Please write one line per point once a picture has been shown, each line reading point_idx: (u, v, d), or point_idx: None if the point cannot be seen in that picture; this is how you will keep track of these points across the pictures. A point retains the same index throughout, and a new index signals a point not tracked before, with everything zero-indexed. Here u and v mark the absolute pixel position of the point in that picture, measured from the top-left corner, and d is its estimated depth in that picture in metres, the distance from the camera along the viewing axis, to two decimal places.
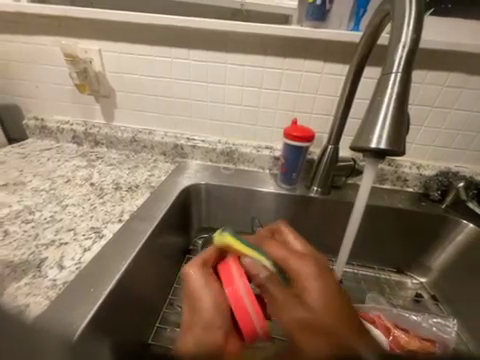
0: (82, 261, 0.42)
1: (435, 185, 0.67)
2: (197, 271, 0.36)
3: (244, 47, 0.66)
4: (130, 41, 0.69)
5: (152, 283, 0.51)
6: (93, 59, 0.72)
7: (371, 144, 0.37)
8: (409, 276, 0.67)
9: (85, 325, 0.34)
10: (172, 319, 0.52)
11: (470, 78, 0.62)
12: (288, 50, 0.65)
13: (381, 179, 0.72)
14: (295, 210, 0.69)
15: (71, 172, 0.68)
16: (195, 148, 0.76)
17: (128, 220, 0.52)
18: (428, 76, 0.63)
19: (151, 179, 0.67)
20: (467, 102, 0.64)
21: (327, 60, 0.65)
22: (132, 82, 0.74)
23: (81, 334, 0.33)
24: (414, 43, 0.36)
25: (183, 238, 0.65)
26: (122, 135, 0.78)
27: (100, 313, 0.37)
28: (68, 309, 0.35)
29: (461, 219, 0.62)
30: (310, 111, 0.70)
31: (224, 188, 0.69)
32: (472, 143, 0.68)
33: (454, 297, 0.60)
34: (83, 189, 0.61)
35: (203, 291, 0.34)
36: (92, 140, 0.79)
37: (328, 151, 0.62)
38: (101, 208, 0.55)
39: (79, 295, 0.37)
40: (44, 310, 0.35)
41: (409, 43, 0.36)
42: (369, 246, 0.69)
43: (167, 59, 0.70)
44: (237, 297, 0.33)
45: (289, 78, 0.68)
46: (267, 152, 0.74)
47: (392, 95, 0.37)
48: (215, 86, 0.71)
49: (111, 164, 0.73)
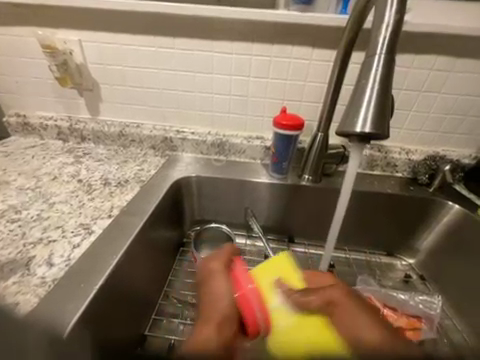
0: (71, 257, 0.42)
1: (423, 169, 0.69)
2: (212, 267, 0.47)
3: (231, 34, 0.64)
4: (111, 31, 0.66)
5: (145, 277, 0.51)
6: (73, 51, 0.69)
7: (355, 128, 0.37)
8: (398, 259, 0.69)
9: (76, 319, 0.34)
10: (169, 310, 0.54)
11: (456, 61, 0.62)
12: (276, 36, 0.63)
13: (371, 165, 0.72)
14: (287, 199, 0.69)
15: (57, 169, 0.66)
16: (185, 141, 0.75)
17: (117, 215, 0.51)
18: (415, 60, 0.63)
19: (140, 173, 0.66)
20: (454, 86, 0.65)
21: (315, 46, 0.63)
22: (116, 74, 0.71)
23: (73, 328, 0.33)
24: (396, 24, 0.36)
25: (176, 231, 0.66)
26: (109, 130, 0.76)
27: (92, 308, 0.37)
28: (60, 305, 0.35)
29: (447, 201, 0.64)
30: (299, 100, 0.69)
31: (215, 181, 0.69)
32: (460, 127, 0.69)
33: (441, 275, 0.62)
34: (70, 186, 0.59)
35: (217, 283, 0.45)
36: (78, 136, 0.77)
37: (318, 140, 0.62)
38: (89, 204, 0.54)
39: (70, 291, 0.37)
40: (35, 306, 0.35)
41: (392, 24, 0.36)
42: (360, 232, 0.70)
43: (151, 48, 0.67)
44: (244, 292, 0.44)
45: (278, 66, 0.66)
46: (258, 142, 0.74)
47: (376, 76, 0.36)
48: (203, 76, 0.69)
49: (99, 159, 0.71)
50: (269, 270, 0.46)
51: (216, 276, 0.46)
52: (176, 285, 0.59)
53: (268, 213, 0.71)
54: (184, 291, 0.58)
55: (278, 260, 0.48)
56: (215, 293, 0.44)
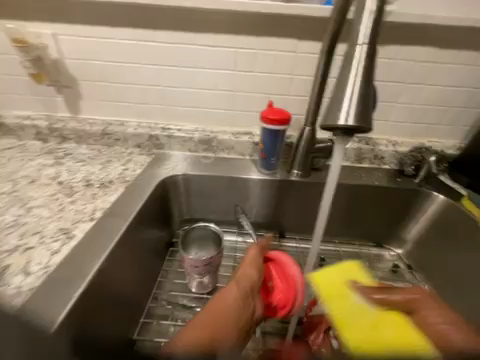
0: (50, 264, 0.40)
1: (409, 160, 0.69)
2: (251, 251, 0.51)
3: (214, 26, 0.62)
4: (87, 23, 0.63)
5: (132, 280, 0.50)
6: (47, 45, 0.65)
7: (339, 121, 0.37)
8: (387, 249, 0.71)
9: (63, 315, 0.34)
10: (158, 312, 0.54)
11: (440, 53, 0.62)
12: (261, 28, 0.61)
13: (359, 158, 0.73)
14: (277, 195, 0.69)
15: (36, 172, 0.63)
16: (171, 138, 0.72)
17: (100, 218, 0.49)
18: (400, 51, 0.63)
19: (125, 173, 0.64)
20: (438, 77, 0.65)
21: (301, 38, 0.62)
22: (96, 69, 0.68)
23: (60, 325, 0.33)
24: (377, 21, 0.37)
25: (164, 231, 0.64)
26: (92, 128, 0.73)
27: (80, 304, 0.37)
28: (46, 302, 0.35)
29: (433, 192, 0.65)
30: (286, 94, 0.68)
31: (204, 178, 0.68)
32: (444, 118, 0.70)
33: (427, 264, 0.64)
34: (50, 189, 0.57)
35: (244, 264, 0.49)
36: (59, 136, 0.73)
37: (306, 134, 0.61)
38: (70, 208, 0.51)
39: (57, 288, 0.37)
40: (21, 304, 0.34)
41: (373, 19, 0.36)
42: (350, 225, 0.71)
43: (131, 41, 0.64)
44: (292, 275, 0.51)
45: (264, 59, 0.65)
46: (247, 138, 0.73)
47: (359, 68, 0.37)
48: (187, 70, 0.67)
49: (81, 160, 0.68)
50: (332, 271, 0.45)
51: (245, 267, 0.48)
52: (167, 286, 0.58)
53: (259, 210, 0.70)
54: (174, 292, 0.57)
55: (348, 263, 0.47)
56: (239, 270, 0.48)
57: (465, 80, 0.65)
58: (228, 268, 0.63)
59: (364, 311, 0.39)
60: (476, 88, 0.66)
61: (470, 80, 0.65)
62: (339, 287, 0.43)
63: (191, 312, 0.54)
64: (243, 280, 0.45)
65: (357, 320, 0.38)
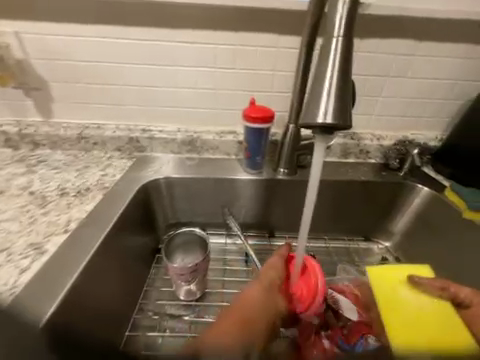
0: (17, 284, 0.37)
1: (394, 154, 0.69)
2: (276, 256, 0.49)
3: (190, 21, 0.59)
4: (53, 21, 0.58)
5: (115, 289, 0.48)
6: (10, 44, 0.60)
7: (318, 119, 0.38)
8: (375, 242, 0.71)
9: (54, 308, 0.36)
10: (144, 323, 0.52)
11: (419, 45, 0.63)
12: (240, 23, 0.59)
13: (345, 153, 0.72)
14: (265, 194, 0.68)
15: (5, 182, 0.58)
16: (153, 140, 0.69)
17: (76, 228, 0.47)
18: (380, 44, 0.62)
19: (104, 179, 0.61)
20: (418, 70, 0.65)
21: (281, 33, 0.60)
22: (66, 69, 0.63)
23: (50, 318, 0.35)
24: (349, 21, 0.38)
25: (149, 238, 0.62)
26: (66, 133, 0.68)
27: (69, 299, 0.38)
28: (37, 296, 0.36)
29: (417, 184, 0.66)
30: (270, 90, 0.67)
31: (188, 181, 0.66)
32: (425, 110, 0.71)
33: (414, 255, 0.65)
34: (20, 200, 0.53)
35: (272, 265, 0.48)
36: (30, 142, 0.69)
37: (290, 131, 0.60)
38: (42, 220, 0.48)
39: (47, 283, 0.38)
40: (13, 299, 0.36)
41: (345, 17, 0.38)
42: (338, 221, 0.71)
43: (103, 39, 0.60)
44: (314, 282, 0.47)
45: (245, 55, 0.63)
46: (231, 137, 0.71)
47: (335, 60, 0.38)
48: (165, 68, 0.64)
49: (55, 167, 0.64)
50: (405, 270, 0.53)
51: (268, 269, 0.47)
52: (154, 294, 0.56)
53: (247, 210, 0.69)
54: (160, 301, 0.55)
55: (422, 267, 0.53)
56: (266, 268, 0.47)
57: (444, 71, 0.66)
58: (217, 272, 0.61)
59: (409, 306, 0.48)
60: (455, 80, 0.67)
61: (448, 72, 0.66)
62: (397, 282, 0.51)
63: (180, 321, 0.52)
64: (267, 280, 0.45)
65: (405, 314, 0.47)
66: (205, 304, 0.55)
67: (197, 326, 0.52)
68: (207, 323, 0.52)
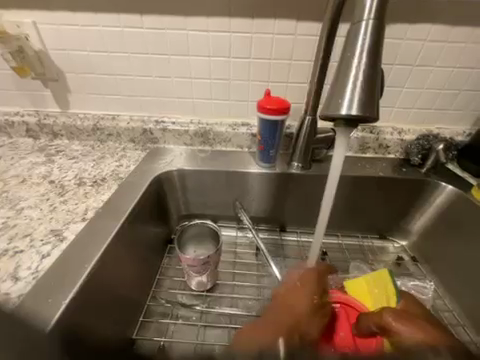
0: (39, 269, 0.39)
1: (416, 149, 0.65)
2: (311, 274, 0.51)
3: (205, 8, 0.57)
4: (69, 9, 0.58)
5: (126, 281, 0.49)
6: (28, 35, 0.61)
7: (342, 110, 0.38)
8: (391, 241, 0.69)
9: (61, 312, 0.35)
10: (157, 310, 0.54)
11: (452, 30, 0.57)
12: (256, 8, 0.57)
13: (363, 147, 0.69)
14: (277, 189, 0.66)
15: (27, 170, 0.61)
16: (166, 131, 0.69)
17: (92, 218, 0.48)
18: (409, 30, 0.58)
19: (119, 170, 0.62)
20: (449, 58, 0.60)
21: (300, 19, 0.57)
22: (81, 60, 0.64)
23: (57, 322, 0.34)
24: (381, 2, 0.37)
25: (162, 228, 0.63)
26: (83, 123, 0.70)
27: (77, 301, 0.37)
28: (45, 296, 0.36)
29: (441, 182, 0.62)
30: (285, 80, 0.64)
31: (201, 173, 0.65)
32: (454, 102, 0.66)
33: (433, 256, 0.62)
34: (41, 188, 0.55)
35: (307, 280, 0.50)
36: (49, 132, 0.71)
37: (306, 122, 0.58)
38: (62, 208, 0.50)
39: (57, 282, 0.38)
40: (23, 298, 0.36)
41: None
42: (353, 218, 0.69)
43: (118, 28, 0.60)
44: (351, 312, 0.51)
45: (260, 43, 0.60)
46: (244, 130, 0.69)
47: (363, 47, 0.37)
48: (179, 58, 0.63)
49: (73, 157, 0.66)
50: (373, 282, 0.54)
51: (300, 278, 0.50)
52: (167, 283, 0.58)
53: (258, 204, 0.68)
54: (172, 290, 0.56)
55: (379, 272, 0.55)
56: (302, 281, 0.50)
57: None
58: (227, 264, 0.62)
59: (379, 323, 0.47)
60: None
61: None
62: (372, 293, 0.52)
63: (191, 311, 0.53)
64: (302, 291, 0.48)
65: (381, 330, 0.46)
66: (216, 295, 0.56)
67: (208, 315, 0.53)
68: (218, 314, 0.53)
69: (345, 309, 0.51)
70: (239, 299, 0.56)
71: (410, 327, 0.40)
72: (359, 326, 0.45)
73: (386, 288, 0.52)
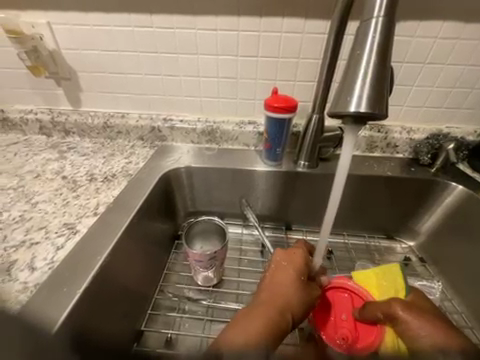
0: (55, 260, 0.41)
1: (425, 149, 0.65)
2: (293, 255, 0.49)
3: (213, 6, 0.58)
4: (81, 10, 0.60)
5: (135, 275, 0.50)
6: (43, 36, 0.63)
7: (350, 108, 0.38)
8: (398, 241, 0.68)
9: (72, 306, 0.36)
10: (165, 303, 0.55)
11: (465, 27, 0.56)
12: (264, 7, 0.57)
13: (370, 146, 0.69)
14: (284, 187, 0.67)
15: (41, 166, 0.63)
16: (174, 130, 0.70)
17: (103, 213, 0.50)
18: (419, 27, 0.57)
19: (128, 166, 0.63)
20: (461, 55, 0.59)
21: (308, 17, 0.57)
22: (93, 59, 0.65)
23: (68, 317, 0.35)
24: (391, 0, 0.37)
25: (169, 225, 0.64)
26: (93, 121, 0.71)
27: (86, 296, 0.38)
28: (55, 291, 0.37)
29: (451, 182, 0.61)
30: (293, 78, 0.64)
31: (208, 170, 0.66)
32: (466, 101, 0.64)
33: (441, 257, 0.61)
34: (54, 183, 0.57)
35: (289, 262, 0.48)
36: (62, 129, 0.73)
37: (313, 121, 0.58)
38: (74, 202, 0.52)
39: (68, 277, 0.39)
40: (35, 291, 0.37)
41: None
42: (359, 217, 0.68)
43: (128, 28, 0.61)
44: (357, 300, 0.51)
45: (268, 41, 0.60)
46: (251, 128, 0.70)
47: (372, 44, 0.37)
48: (187, 57, 0.63)
49: (84, 154, 0.68)
50: (382, 274, 0.53)
51: (288, 257, 0.49)
52: (174, 278, 0.59)
53: (264, 202, 0.69)
54: (179, 285, 0.58)
55: (390, 265, 0.54)
56: (283, 264, 0.48)
57: None
58: (233, 261, 0.63)
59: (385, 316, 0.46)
60: None
61: None
62: (379, 286, 0.51)
63: (197, 305, 0.54)
64: (286, 275, 0.46)
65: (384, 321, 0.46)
66: (222, 291, 0.57)
67: (213, 310, 0.54)
68: (223, 309, 0.54)
69: (352, 296, 0.51)
70: (245, 295, 0.56)
71: (416, 318, 0.42)
72: (364, 312, 0.47)
73: (395, 279, 0.51)
